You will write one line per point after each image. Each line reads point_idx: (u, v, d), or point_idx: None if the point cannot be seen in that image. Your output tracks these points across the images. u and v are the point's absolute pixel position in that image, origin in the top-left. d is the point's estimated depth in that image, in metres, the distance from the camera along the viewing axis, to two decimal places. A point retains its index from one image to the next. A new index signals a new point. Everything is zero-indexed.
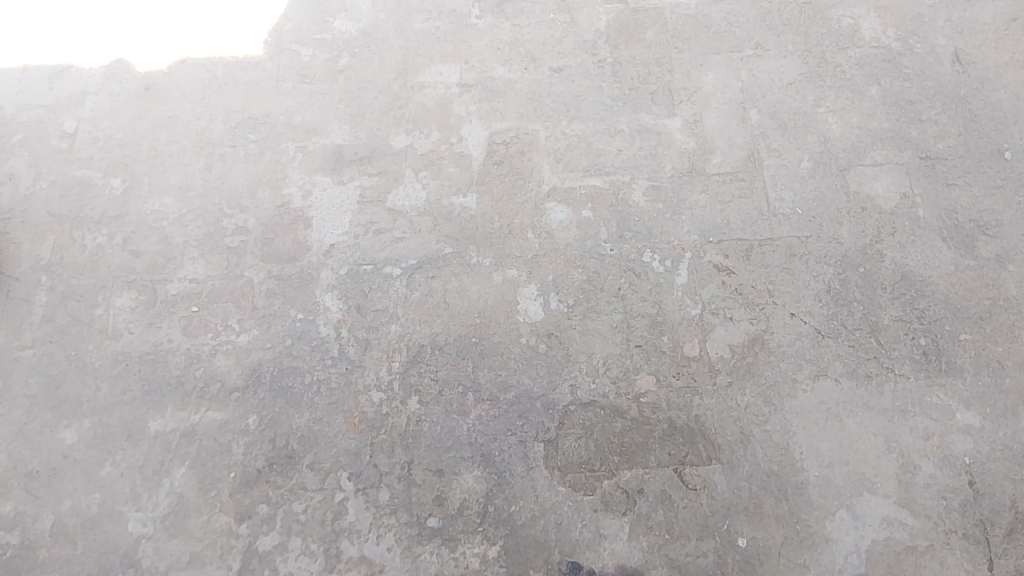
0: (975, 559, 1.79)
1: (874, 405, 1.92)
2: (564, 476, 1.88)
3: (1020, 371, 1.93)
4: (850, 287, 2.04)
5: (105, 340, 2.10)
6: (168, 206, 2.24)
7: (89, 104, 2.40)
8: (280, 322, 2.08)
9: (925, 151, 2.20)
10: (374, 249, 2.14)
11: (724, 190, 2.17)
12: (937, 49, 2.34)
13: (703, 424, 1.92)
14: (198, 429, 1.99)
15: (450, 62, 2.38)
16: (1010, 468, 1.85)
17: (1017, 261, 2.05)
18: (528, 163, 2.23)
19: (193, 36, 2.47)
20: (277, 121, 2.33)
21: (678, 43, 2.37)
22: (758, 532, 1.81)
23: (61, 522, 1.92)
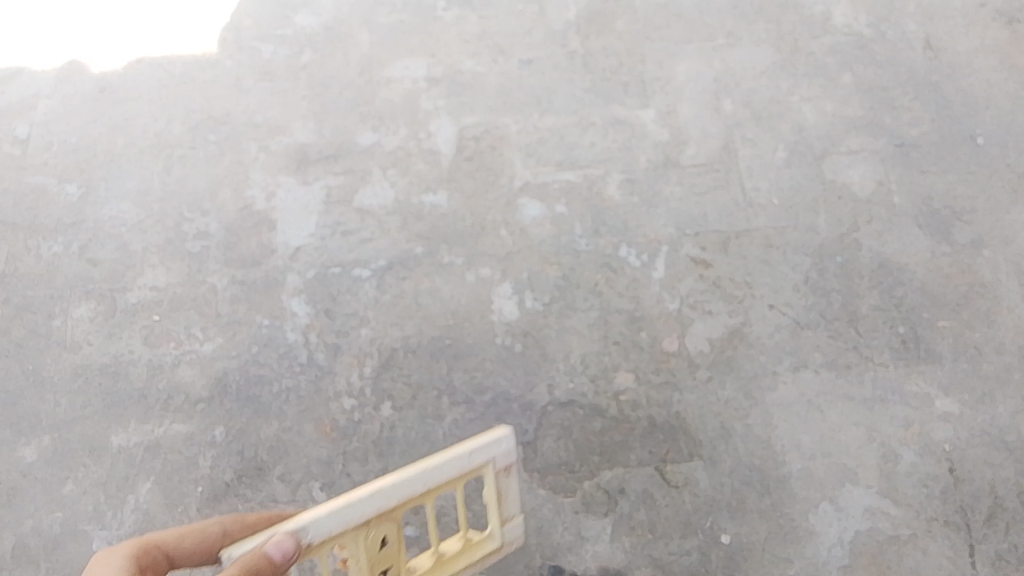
0: (955, 546, 1.76)
1: (855, 395, 1.89)
2: (544, 478, 1.83)
3: (997, 357, 1.92)
4: (828, 277, 2.01)
5: (63, 353, 2.01)
6: (126, 212, 2.15)
7: (40, 107, 2.30)
8: (245, 329, 2.00)
9: (898, 138, 2.18)
10: (342, 251, 2.07)
11: (699, 182, 2.13)
12: (907, 35, 2.33)
13: (684, 420, 1.88)
14: (163, 442, 1.90)
15: (418, 57, 2.33)
16: (989, 453, 1.84)
17: (992, 247, 2.04)
18: (499, 158, 2.17)
19: (150, 36, 2.40)
20: (239, 120, 2.25)
21: (649, 33, 2.35)
22: (742, 528, 1.77)
23: (23, 544, 1.82)
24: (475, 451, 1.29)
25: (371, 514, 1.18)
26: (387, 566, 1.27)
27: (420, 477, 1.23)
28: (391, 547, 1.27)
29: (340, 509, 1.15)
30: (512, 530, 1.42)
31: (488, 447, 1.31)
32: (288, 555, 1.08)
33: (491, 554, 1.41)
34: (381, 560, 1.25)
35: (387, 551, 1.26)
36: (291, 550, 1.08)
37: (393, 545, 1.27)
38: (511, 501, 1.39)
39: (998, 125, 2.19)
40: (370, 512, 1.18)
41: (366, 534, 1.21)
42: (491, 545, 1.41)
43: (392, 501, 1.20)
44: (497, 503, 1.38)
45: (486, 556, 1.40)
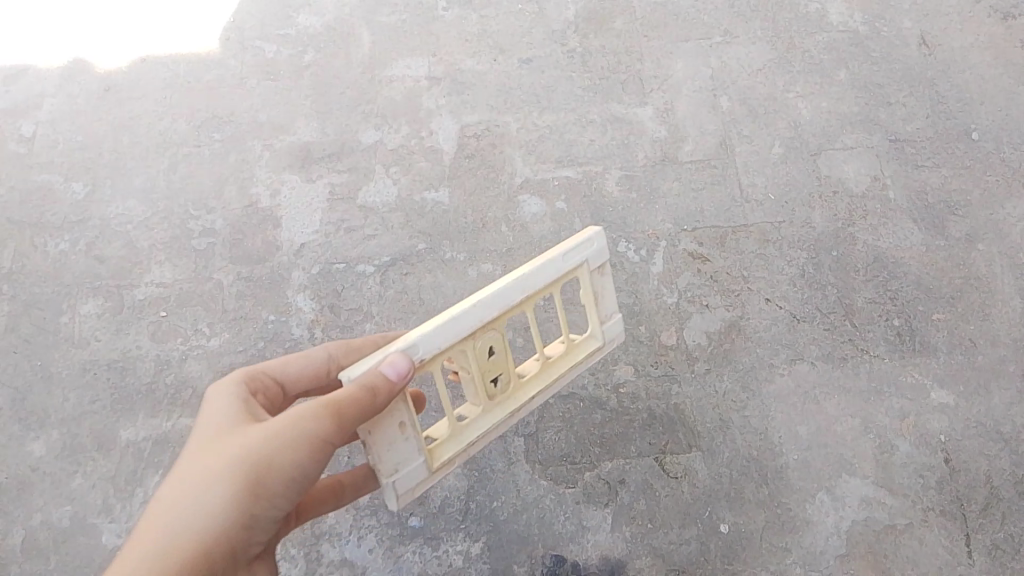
0: (952, 536, 1.78)
1: (851, 387, 1.93)
2: (546, 469, 1.87)
3: (991, 349, 1.96)
4: (824, 271, 2.05)
5: (72, 349, 2.04)
6: (132, 210, 2.19)
7: (46, 106, 2.33)
8: (250, 325, 2.03)
9: (893, 133, 2.21)
10: (345, 247, 2.10)
11: (697, 178, 2.16)
12: (902, 32, 2.36)
13: (683, 412, 1.91)
14: (170, 436, 1.93)
15: (419, 56, 2.36)
16: (984, 444, 1.87)
17: (986, 241, 2.07)
18: (500, 155, 2.21)
19: (153, 34, 2.43)
20: (242, 119, 2.28)
21: (647, 31, 2.38)
22: (740, 517, 1.80)
23: (33, 536, 1.84)
24: (568, 256, 1.33)
25: (479, 324, 1.25)
26: (496, 375, 1.39)
27: (519, 284, 1.28)
28: (498, 354, 1.37)
29: (451, 323, 1.22)
30: (612, 323, 1.50)
31: (582, 249, 1.35)
32: (401, 373, 1.16)
33: (595, 353, 1.51)
34: (490, 369, 1.37)
35: (496, 360, 1.37)
36: (403, 369, 1.16)
37: (500, 355, 1.37)
38: (605, 297, 1.46)
39: (993, 120, 2.21)
40: (478, 322, 1.25)
41: (476, 342, 1.30)
42: (592, 345, 1.51)
43: (498, 309, 1.27)
44: (593, 300, 1.45)
45: (591, 356, 1.50)
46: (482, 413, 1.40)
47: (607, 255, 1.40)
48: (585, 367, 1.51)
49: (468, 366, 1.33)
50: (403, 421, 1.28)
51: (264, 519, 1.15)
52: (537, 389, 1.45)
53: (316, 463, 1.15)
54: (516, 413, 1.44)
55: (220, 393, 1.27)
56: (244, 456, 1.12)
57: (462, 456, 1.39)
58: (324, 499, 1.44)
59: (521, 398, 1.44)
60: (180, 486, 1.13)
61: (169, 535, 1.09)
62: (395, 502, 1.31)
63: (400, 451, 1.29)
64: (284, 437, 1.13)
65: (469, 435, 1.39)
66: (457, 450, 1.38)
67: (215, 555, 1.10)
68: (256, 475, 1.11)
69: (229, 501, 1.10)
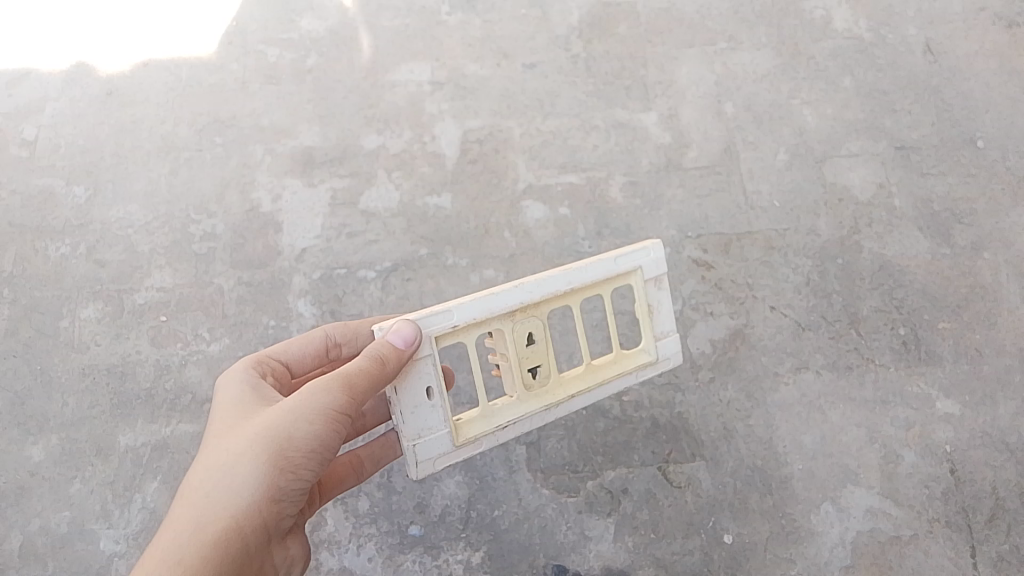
0: (957, 547, 1.80)
1: (856, 396, 1.91)
2: (548, 478, 1.85)
3: (997, 359, 1.94)
4: (829, 279, 2.03)
5: (71, 354, 2.03)
6: (133, 214, 2.18)
7: (48, 110, 2.31)
8: (252, 330, 2.03)
9: (899, 141, 2.20)
10: (347, 253, 2.09)
11: (701, 185, 2.15)
12: (908, 38, 2.34)
13: (686, 421, 1.90)
14: (171, 442, 1.93)
15: (422, 60, 2.34)
16: (989, 454, 1.87)
17: (992, 249, 2.06)
18: (503, 161, 2.19)
19: (155, 37, 2.38)
20: (244, 123, 2.27)
21: (651, 37, 2.35)
22: (743, 528, 1.80)
23: (30, 542, 1.86)
24: (622, 259, 1.38)
25: (521, 303, 1.30)
26: (534, 363, 1.39)
27: (568, 276, 1.34)
28: (541, 348, 1.39)
29: (491, 295, 1.28)
30: (665, 340, 1.47)
31: (638, 256, 1.40)
32: (407, 343, 1.21)
33: (646, 366, 1.47)
34: (530, 356, 1.38)
35: (537, 353, 1.39)
36: (410, 337, 1.21)
37: (540, 343, 1.38)
38: (659, 312, 1.46)
39: (998, 128, 2.20)
40: (520, 301, 1.30)
41: (518, 325, 1.34)
42: (645, 358, 1.47)
43: (542, 294, 1.32)
44: (647, 311, 1.45)
45: (641, 368, 1.46)
46: (517, 403, 1.38)
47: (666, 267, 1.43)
48: (633, 379, 1.47)
49: (507, 350, 1.36)
50: (429, 388, 1.29)
51: (290, 493, 1.16)
52: (579, 387, 1.42)
53: (337, 432, 1.18)
54: (553, 408, 1.40)
55: (232, 380, 1.31)
56: (264, 432, 1.14)
57: (490, 438, 1.36)
58: (346, 476, 1.49)
59: (558, 391, 1.41)
60: (204, 469, 1.15)
61: (198, 514, 1.11)
62: (417, 471, 1.28)
63: (423, 417, 1.28)
64: (302, 410, 1.15)
65: (500, 418, 1.37)
66: (485, 430, 1.35)
67: (246, 532, 1.12)
68: (278, 449, 1.13)
69: (255, 477, 1.12)
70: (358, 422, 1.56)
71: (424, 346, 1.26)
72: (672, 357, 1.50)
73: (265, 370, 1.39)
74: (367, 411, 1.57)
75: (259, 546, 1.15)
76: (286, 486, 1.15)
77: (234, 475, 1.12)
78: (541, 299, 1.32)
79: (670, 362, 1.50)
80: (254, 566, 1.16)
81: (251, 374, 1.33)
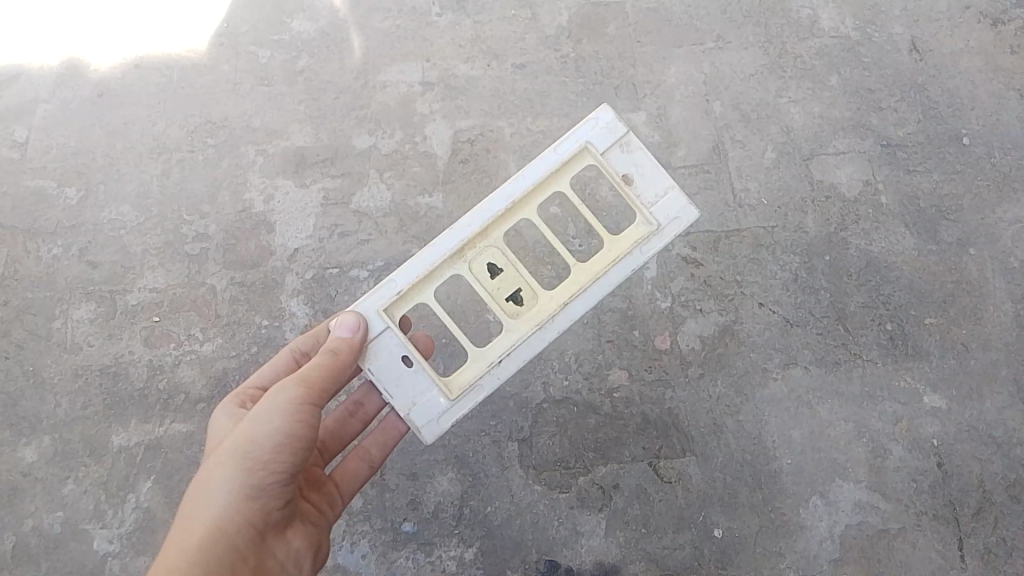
0: (944, 539, 1.83)
1: (844, 391, 1.93)
2: (540, 474, 1.87)
3: (983, 353, 1.97)
4: (817, 275, 2.05)
5: (64, 355, 2.04)
6: (125, 215, 2.18)
7: (39, 111, 2.31)
8: (244, 329, 2.04)
9: (885, 139, 2.22)
10: (339, 252, 2.11)
11: (690, 183, 2.17)
12: (894, 37, 2.35)
13: (677, 417, 1.91)
14: (163, 442, 1.94)
15: (413, 61, 2.34)
16: (976, 448, 1.89)
17: (978, 245, 2.09)
18: (494, 160, 2.21)
19: (146, 36, 2.37)
20: (237, 124, 2.27)
21: (640, 37, 2.36)
22: (733, 522, 1.83)
23: (24, 542, 1.88)
24: (564, 145, 1.44)
25: (463, 239, 1.41)
26: (512, 291, 1.46)
27: (507, 189, 1.43)
28: (513, 271, 1.46)
29: (427, 249, 1.41)
30: (659, 202, 1.43)
31: (582, 133, 1.44)
32: (354, 330, 1.36)
33: (649, 236, 1.42)
34: (502, 286, 1.45)
35: (511, 278, 1.46)
36: (355, 325, 1.37)
37: (508, 269, 1.45)
38: (641, 175, 1.44)
39: (983, 125, 2.23)
40: (461, 237, 1.42)
41: (476, 257, 1.44)
42: (645, 229, 1.43)
43: (485, 219, 1.42)
44: (625, 183, 1.44)
45: (644, 240, 1.42)
46: (507, 331, 1.43)
47: (625, 128, 1.44)
48: (640, 255, 1.42)
49: (477, 284, 1.44)
50: (405, 356, 1.40)
51: (268, 488, 1.27)
52: (570, 292, 1.43)
53: (300, 425, 1.29)
54: (549, 319, 1.42)
55: (223, 417, 1.46)
56: (232, 441, 1.27)
57: (487, 376, 1.41)
58: (357, 468, 1.60)
59: (550, 307, 1.43)
60: (190, 489, 1.29)
61: (187, 525, 1.24)
62: (426, 435, 1.40)
63: (408, 386, 1.41)
64: (263, 414, 1.28)
65: (492, 355, 1.42)
66: (478, 372, 1.42)
67: (230, 529, 1.24)
68: (245, 452, 1.25)
69: (228, 480, 1.25)
70: (360, 414, 1.63)
71: (375, 323, 1.39)
72: (679, 214, 1.43)
73: (252, 401, 1.52)
74: (365, 402, 1.64)
75: (250, 540, 1.27)
76: (261, 481, 1.26)
77: (210, 483, 1.25)
78: (486, 224, 1.42)
79: (681, 220, 1.43)
80: (250, 562, 1.27)
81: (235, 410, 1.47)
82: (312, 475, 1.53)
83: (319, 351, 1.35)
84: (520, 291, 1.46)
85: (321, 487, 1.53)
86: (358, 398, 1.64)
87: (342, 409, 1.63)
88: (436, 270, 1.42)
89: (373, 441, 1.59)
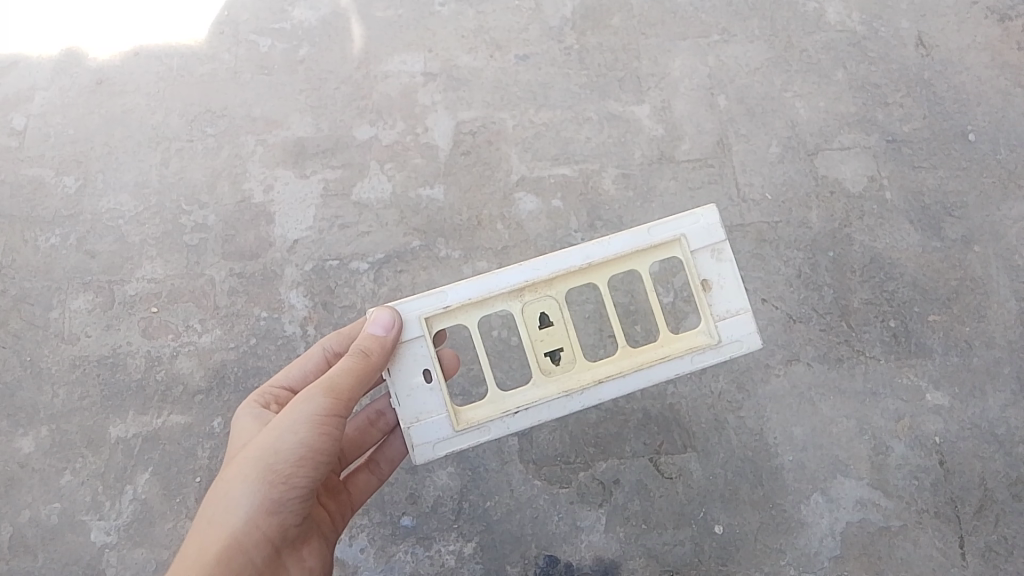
0: (945, 537, 1.82)
1: (847, 388, 1.92)
2: (540, 469, 1.85)
3: (986, 351, 1.96)
4: (820, 271, 2.04)
5: (61, 345, 2.02)
6: (123, 205, 2.16)
7: (37, 100, 2.29)
8: (243, 321, 2.02)
9: (890, 135, 2.20)
10: (339, 244, 2.09)
11: (693, 177, 2.16)
12: (900, 32, 2.32)
13: (678, 412, 1.89)
14: (161, 434, 1.93)
15: (414, 51, 2.31)
16: (978, 446, 1.88)
17: (983, 242, 2.07)
18: (496, 152, 2.19)
19: (145, 23, 2.34)
20: (236, 114, 2.25)
21: (645, 29, 2.33)
22: (734, 518, 1.82)
23: (22, 533, 1.88)
24: (658, 229, 1.32)
25: (526, 281, 1.32)
26: (552, 348, 1.38)
27: (587, 250, 1.32)
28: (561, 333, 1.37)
29: (489, 276, 1.32)
30: (730, 320, 1.33)
31: (684, 222, 1.32)
32: (387, 328, 1.28)
33: (706, 349, 1.34)
34: (546, 339, 1.37)
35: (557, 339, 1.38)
36: (389, 323, 1.29)
37: (558, 324, 1.37)
38: (723, 285, 1.34)
39: (989, 122, 2.21)
40: (524, 278, 1.32)
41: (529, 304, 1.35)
42: (706, 340, 1.35)
43: (552, 271, 1.32)
44: (703, 287, 1.33)
45: (699, 351, 1.34)
46: (535, 388, 1.36)
47: (726, 235, 1.33)
48: (688, 364, 1.35)
49: (522, 326, 1.36)
50: (426, 370, 1.34)
51: (286, 502, 1.26)
52: (608, 371, 1.35)
53: (324, 438, 1.26)
54: (577, 393, 1.34)
55: (245, 418, 1.45)
56: (255, 451, 1.25)
57: (498, 423, 1.34)
58: (368, 479, 1.60)
59: (583, 379, 1.36)
60: (209, 497, 1.26)
61: (203, 535, 1.22)
62: (417, 456, 1.33)
63: (419, 401, 1.33)
64: (287, 424, 1.25)
65: (509, 404, 1.35)
66: (491, 415, 1.35)
67: (247, 544, 1.22)
68: (268, 463, 1.23)
69: (249, 492, 1.23)
70: (380, 424, 1.59)
71: (411, 328, 1.32)
72: (744, 340, 1.34)
73: (275, 400, 1.51)
74: (386, 411, 1.60)
75: (266, 554, 1.26)
76: (280, 495, 1.24)
77: (231, 494, 1.23)
78: (553, 276, 1.32)
79: (744, 346, 1.34)
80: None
81: (258, 411, 1.46)
82: (328, 483, 1.53)
83: (346, 354, 1.28)
84: (559, 351, 1.38)
85: (337, 495, 1.54)
86: (380, 407, 1.60)
87: (363, 417, 1.59)
88: (488, 303, 1.34)
89: (384, 455, 1.59)
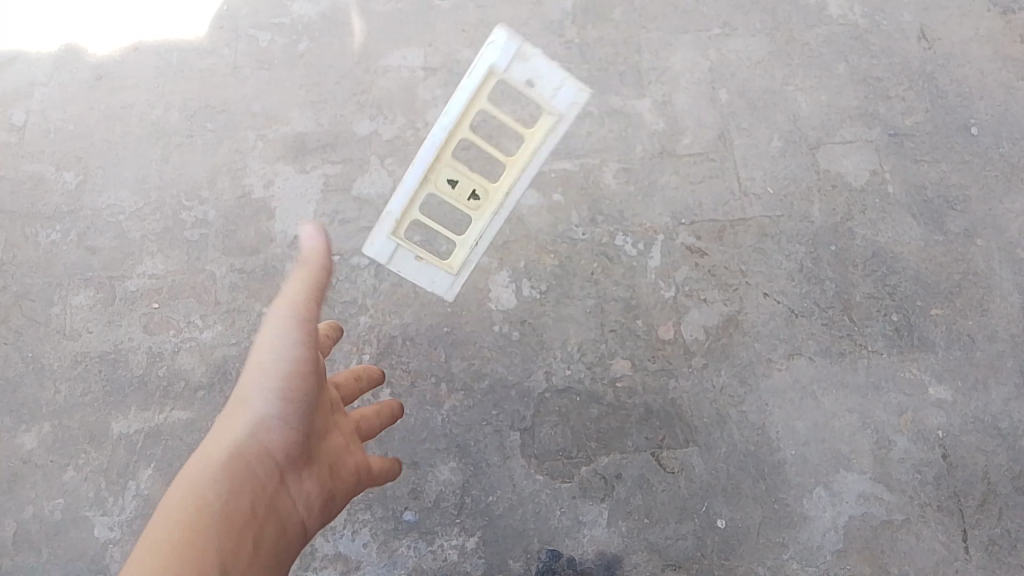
0: (948, 531, 1.82)
1: (849, 382, 1.92)
2: (542, 464, 1.86)
3: (989, 345, 1.96)
4: (823, 265, 2.03)
5: (63, 341, 2.02)
6: (124, 201, 2.16)
7: (36, 95, 2.28)
8: (245, 317, 2.02)
9: (892, 128, 2.19)
10: (340, 240, 2.09)
11: (694, 171, 2.15)
12: (902, 25, 2.31)
13: (679, 407, 1.90)
14: (163, 429, 1.93)
15: (414, 46, 2.31)
16: (981, 439, 1.88)
17: (985, 235, 2.07)
18: (497, 147, 2.19)
19: (145, 19, 2.35)
20: (235, 108, 2.24)
21: (646, 23, 2.32)
22: (736, 513, 1.82)
23: (26, 528, 1.87)
24: (473, 69, 1.48)
25: (421, 172, 1.56)
26: (472, 194, 1.64)
27: (441, 125, 1.52)
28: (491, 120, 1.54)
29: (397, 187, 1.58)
30: (557, 96, 1.50)
31: (484, 54, 1.46)
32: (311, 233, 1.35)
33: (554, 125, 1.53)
34: (461, 198, 1.64)
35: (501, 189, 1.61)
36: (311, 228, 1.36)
37: (464, 181, 1.61)
38: (540, 80, 1.49)
39: (991, 115, 2.20)
40: (416, 172, 1.57)
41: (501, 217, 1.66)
42: (551, 117, 1.53)
43: (434, 148, 1.54)
44: (525, 88, 1.50)
45: (552, 128, 1.54)
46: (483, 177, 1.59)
47: (522, 41, 1.43)
48: (551, 142, 1.56)
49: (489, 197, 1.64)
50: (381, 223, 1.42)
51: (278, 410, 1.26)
52: (514, 172, 1.60)
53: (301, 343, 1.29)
54: (504, 201, 1.62)
55: None
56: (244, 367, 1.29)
57: (472, 254, 1.68)
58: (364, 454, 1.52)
59: (501, 190, 1.63)
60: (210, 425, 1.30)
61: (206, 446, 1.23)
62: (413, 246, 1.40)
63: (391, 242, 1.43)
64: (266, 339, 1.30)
65: (473, 237, 1.67)
66: (466, 253, 1.68)
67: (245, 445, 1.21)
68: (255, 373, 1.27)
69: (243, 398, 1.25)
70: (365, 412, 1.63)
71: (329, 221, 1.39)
72: (574, 101, 1.50)
73: None
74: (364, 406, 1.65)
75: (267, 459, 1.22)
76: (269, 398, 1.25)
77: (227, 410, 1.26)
78: (439, 149, 1.55)
79: (575, 105, 1.51)
80: (268, 487, 1.22)
81: None
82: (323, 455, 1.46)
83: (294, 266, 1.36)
84: (478, 192, 1.64)
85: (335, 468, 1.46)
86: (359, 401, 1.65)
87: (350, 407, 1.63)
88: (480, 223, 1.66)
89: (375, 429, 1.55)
